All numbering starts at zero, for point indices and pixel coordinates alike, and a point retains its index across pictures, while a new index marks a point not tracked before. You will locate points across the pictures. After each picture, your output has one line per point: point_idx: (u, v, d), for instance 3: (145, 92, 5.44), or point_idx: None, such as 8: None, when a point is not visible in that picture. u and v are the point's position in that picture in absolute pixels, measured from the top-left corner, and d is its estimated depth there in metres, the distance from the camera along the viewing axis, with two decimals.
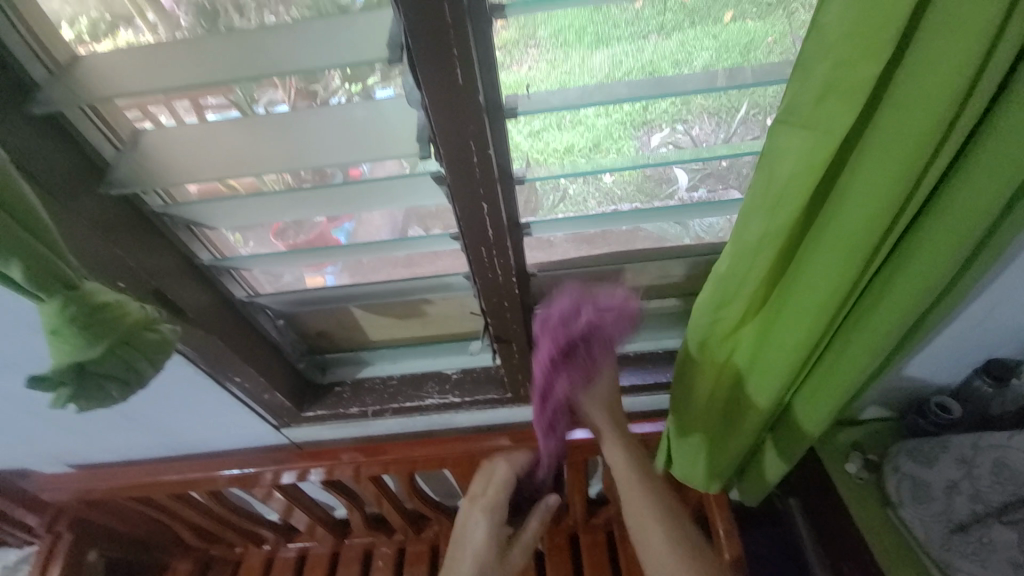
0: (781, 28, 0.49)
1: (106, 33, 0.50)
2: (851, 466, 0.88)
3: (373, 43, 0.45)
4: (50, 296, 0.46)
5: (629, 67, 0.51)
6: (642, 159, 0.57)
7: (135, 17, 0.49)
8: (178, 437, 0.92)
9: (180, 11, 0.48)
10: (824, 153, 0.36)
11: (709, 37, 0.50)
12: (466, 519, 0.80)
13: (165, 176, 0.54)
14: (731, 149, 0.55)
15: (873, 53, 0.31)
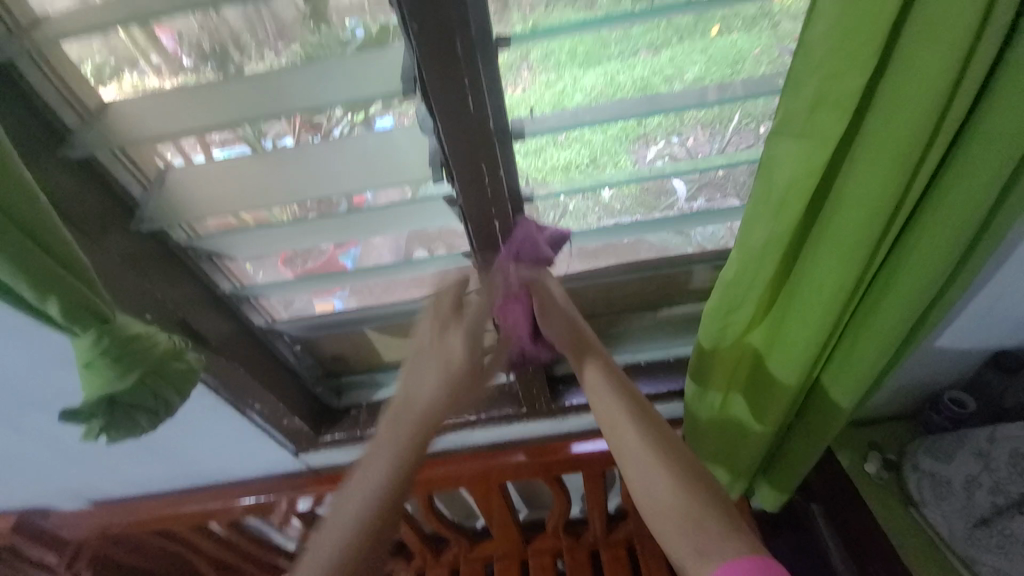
0: (766, 39, 0.52)
1: (111, 76, 0.52)
2: (870, 466, 0.89)
3: (388, 76, 0.48)
4: (83, 330, 0.47)
5: (622, 83, 0.54)
6: (637, 173, 0.60)
7: (138, 59, 0.51)
8: (196, 468, 0.92)
9: (182, 51, 0.51)
10: (820, 158, 0.38)
11: (699, 53, 0.53)
12: (431, 345, 0.58)
13: (190, 211, 0.57)
14: (727, 158, 0.57)
15: (857, 65, 0.34)
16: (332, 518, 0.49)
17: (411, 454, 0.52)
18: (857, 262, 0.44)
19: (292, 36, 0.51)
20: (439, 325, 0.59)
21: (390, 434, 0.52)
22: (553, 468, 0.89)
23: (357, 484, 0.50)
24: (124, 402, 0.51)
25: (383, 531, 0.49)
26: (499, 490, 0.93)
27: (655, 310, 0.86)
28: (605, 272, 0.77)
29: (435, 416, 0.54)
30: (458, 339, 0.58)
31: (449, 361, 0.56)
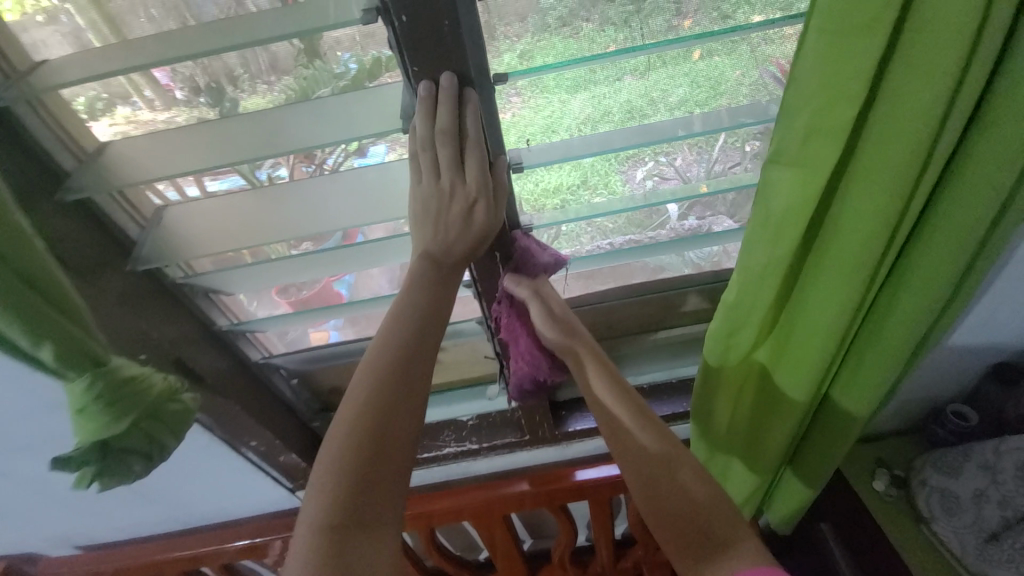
0: (746, 62, 0.52)
1: (102, 110, 0.51)
2: (879, 483, 0.87)
3: (388, 112, 0.49)
4: (77, 375, 0.46)
5: (608, 107, 0.54)
6: (629, 202, 0.61)
7: (131, 95, 0.50)
8: (189, 509, 0.89)
9: (175, 85, 0.50)
10: (814, 186, 0.39)
11: (683, 76, 0.53)
12: (440, 213, 0.47)
13: (190, 248, 0.57)
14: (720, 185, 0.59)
15: (847, 97, 0.35)
16: (330, 440, 0.47)
17: (408, 377, 0.49)
18: (857, 282, 0.44)
19: (284, 67, 0.50)
20: (446, 176, 0.45)
21: (386, 357, 0.49)
22: (557, 496, 0.87)
23: (354, 404, 0.48)
24: (116, 447, 0.50)
25: (384, 448, 0.47)
26: (502, 522, 0.91)
27: (651, 334, 0.87)
28: (604, 297, 0.77)
29: (434, 331, 0.50)
30: (472, 164, 0.45)
31: (462, 235, 0.47)
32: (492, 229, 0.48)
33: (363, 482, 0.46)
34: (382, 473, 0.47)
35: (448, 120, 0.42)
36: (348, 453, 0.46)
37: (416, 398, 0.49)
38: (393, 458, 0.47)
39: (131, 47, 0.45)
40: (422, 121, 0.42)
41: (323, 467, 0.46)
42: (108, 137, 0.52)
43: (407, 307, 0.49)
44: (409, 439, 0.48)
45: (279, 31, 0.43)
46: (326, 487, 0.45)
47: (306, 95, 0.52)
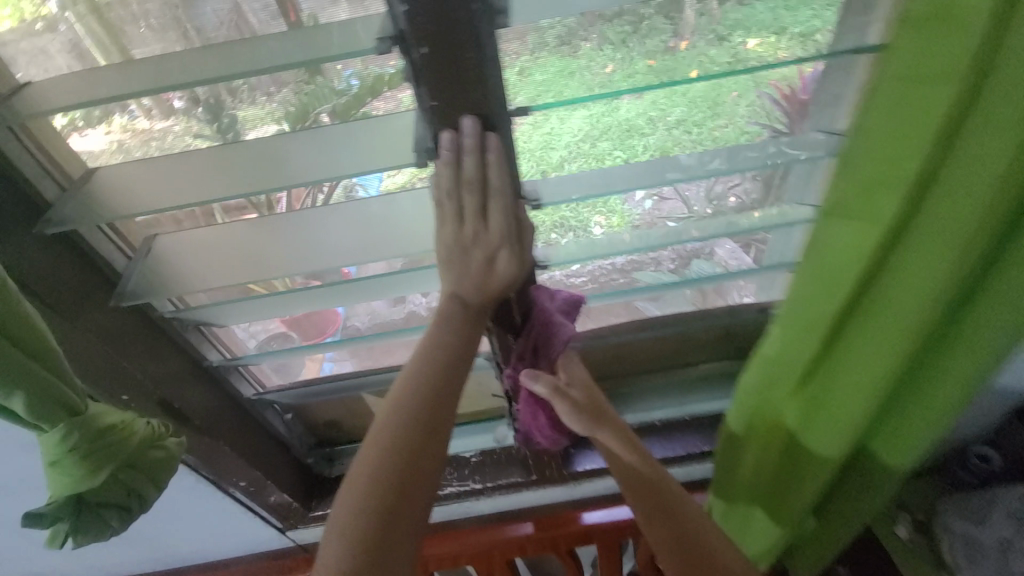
0: (744, 83, 0.50)
1: (100, 119, 0.47)
2: (899, 528, 0.85)
3: (402, 145, 0.44)
4: (52, 426, 0.42)
5: (607, 123, 0.52)
6: (619, 244, 0.59)
7: (130, 103, 0.46)
8: (171, 550, 0.83)
9: (175, 95, 0.46)
10: (869, 240, 0.38)
11: (679, 95, 0.50)
12: (462, 260, 0.43)
13: (181, 284, 0.53)
14: (744, 224, 0.58)
15: (908, 142, 0.34)
16: (348, 487, 0.43)
17: (436, 420, 0.44)
18: (905, 346, 0.42)
19: (284, 80, 0.46)
20: (468, 224, 0.41)
21: (413, 397, 0.44)
22: (561, 542, 0.83)
23: (376, 448, 0.43)
24: (93, 502, 0.46)
25: (409, 499, 0.42)
26: (505, 567, 0.86)
27: (669, 369, 0.84)
28: (616, 331, 0.75)
29: (465, 369, 0.46)
30: (497, 213, 0.41)
31: (485, 283, 0.43)
32: (516, 280, 0.44)
33: (385, 536, 0.41)
34: (405, 526, 0.42)
35: (473, 168, 0.39)
36: (369, 505, 0.41)
37: (443, 443, 0.44)
38: (418, 508, 0.43)
39: (127, 69, 0.41)
40: (446, 172, 0.40)
41: (340, 518, 0.42)
42: (100, 147, 0.48)
43: (436, 343, 0.45)
44: (434, 488, 0.44)
45: (280, 60, 0.40)
46: (343, 532, 0.41)
47: (305, 113, 0.48)
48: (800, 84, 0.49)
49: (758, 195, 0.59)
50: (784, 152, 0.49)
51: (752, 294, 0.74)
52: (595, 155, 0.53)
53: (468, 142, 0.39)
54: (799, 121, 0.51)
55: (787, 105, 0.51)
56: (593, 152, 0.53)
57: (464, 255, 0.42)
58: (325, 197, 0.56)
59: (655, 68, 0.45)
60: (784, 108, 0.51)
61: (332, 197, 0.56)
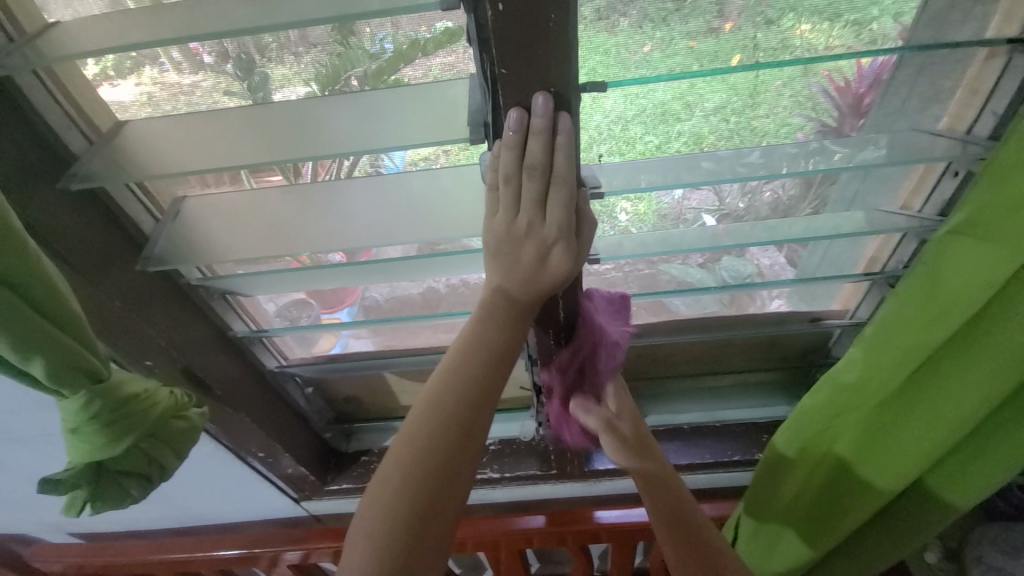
0: (793, 73, 0.43)
1: (132, 70, 0.43)
2: (929, 555, 0.81)
3: (457, 118, 0.40)
4: (72, 392, 0.40)
5: (642, 105, 0.45)
6: (643, 244, 0.55)
7: (160, 56, 0.42)
8: (188, 511, 0.84)
9: (204, 50, 0.42)
10: (1008, 264, 0.37)
11: (719, 82, 0.44)
12: (512, 253, 0.40)
13: (204, 253, 0.50)
14: (808, 229, 0.53)
15: None
16: (379, 485, 0.42)
17: (470, 425, 0.43)
18: (1002, 383, 0.41)
19: (316, 40, 0.42)
20: (524, 215, 0.38)
21: (449, 400, 0.43)
22: (568, 538, 0.80)
23: (408, 450, 0.42)
24: (114, 469, 0.45)
25: (438, 503, 0.42)
26: (514, 555, 0.85)
27: (699, 375, 0.81)
28: (653, 330, 0.71)
29: (503, 373, 0.44)
30: (557, 204, 0.37)
31: (535, 280, 0.40)
32: (569, 277, 0.40)
33: (413, 539, 0.41)
34: (434, 531, 0.41)
35: (539, 153, 0.35)
36: (398, 506, 0.41)
37: (476, 449, 0.43)
38: (447, 514, 0.42)
39: (159, 18, 0.38)
40: (507, 155, 0.36)
41: (370, 516, 0.42)
42: (132, 98, 0.45)
43: (487, 340, 0.43)
44: (465, 494, 0.43)
45: (309, 14, 0.36)
46: (382, 509, 0.41)
47: (336, 76, 0.44)
48: (856, 75, 0.44)
49: (795, 192, 0.54)
50: (827, 149, 0.46)
51: (782, 298, 0.69)
52: (625, 138, 0.48)
53: (537, 124, 0.34)
54: (850, 117, 0.47)
55: (841, 98, 0.45)
56: (625, 136, 0.48)
57: (520, 249, 0.39)
58: (350, 164, 0.52)
59: (696, 51, 0.40)
60: (835, 100, 0.45)
61: (356, 171, 0.52)
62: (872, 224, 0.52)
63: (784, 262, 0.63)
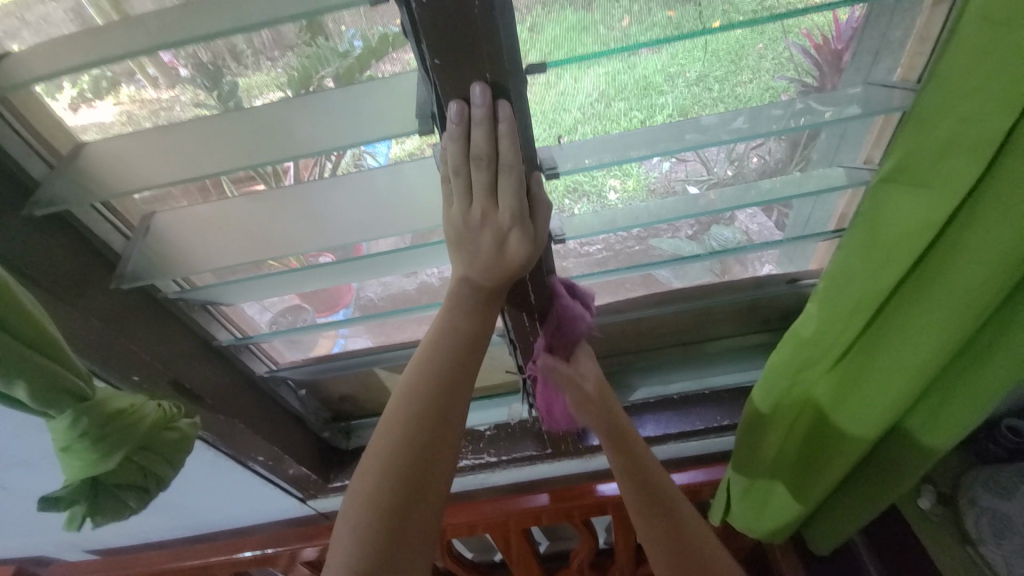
0: (774, 34, 0.43)
1: (109, 90, 0.43)
2: (924, 501, 0.79)
3: (408, 109, 0.41)
4: (59, 411, 0.42)
5: (623, 83, 0.45)
6: (636, 212, 0.55)
7: (134, 72, 0.43)
8: (199, 519, 0.86)
9: (179, 63, 0.42)
10: (942, 210, 0.38)
11: (701, 50, 0.44)
12: (472, 242, 0.41)
13: (182, 265, 0.52)
14: (793, 188, 0.53)
15: (1002, 107, 0.33)
16: (362, 478, 0.44)
17: (446, 411, 0.44)
18: (955, 324, 0.42)
19: (289, 41, 0.42)
20: (477, 204, 0.39)
21: (422, 389, 0.44)
22: (575, 512, 0.83)
23: (387, 442, 0.43)
24: (109, 484, 0.45)
25: (421, 490, 0.43)
26: (520, 534, 0.88)
27: (689, 344, 0.82)
28: (633, 304, 0.72)
29: (475, 355, 0.45)
30: (507, 191, 0.38)
31: (496, 264, 0.41)
32: (529, 261, 0.41)
33: (398, 527, 0.42)
34: (418, 517, 0.43)
35: (484, 143, 0.35)
36: (381, 497, 0.42)
37: (453, 435, 0.44)
38: (430, 500, 0.43)
39: (101, 33, 0.38)
40: (453, 147, 0.36)
41: (355, 509, 0.43)
42: (112, 118, 0.45)
43: (454, 326, 0.44)
44: (447, 479, 0.44)
45: (284, 9, 0.36)
46: (367, 502, 0.43)
47: (308, 79, 0.44)
48: (834, 32, 0.44)
49: (782, 156, 0.55)
50: (811, 110, 0.45)
51: (773, 263, 0.71)
52: (610, 116, 0.48)
53: (477, 114, 0.34)
54: (829, 72, 0.47)
55: (819, 57, 0.46)
56: (608, 114, 0.47)
57: (476, 236, 0.40)
58: (333, 165, 0.52)
59: (674, 20, 0.40)
60: (815, 60, 0.46)
61: (341, 165, 0.52)
62: (850, 178, 0.53)
63: (773, 226, 0.64)
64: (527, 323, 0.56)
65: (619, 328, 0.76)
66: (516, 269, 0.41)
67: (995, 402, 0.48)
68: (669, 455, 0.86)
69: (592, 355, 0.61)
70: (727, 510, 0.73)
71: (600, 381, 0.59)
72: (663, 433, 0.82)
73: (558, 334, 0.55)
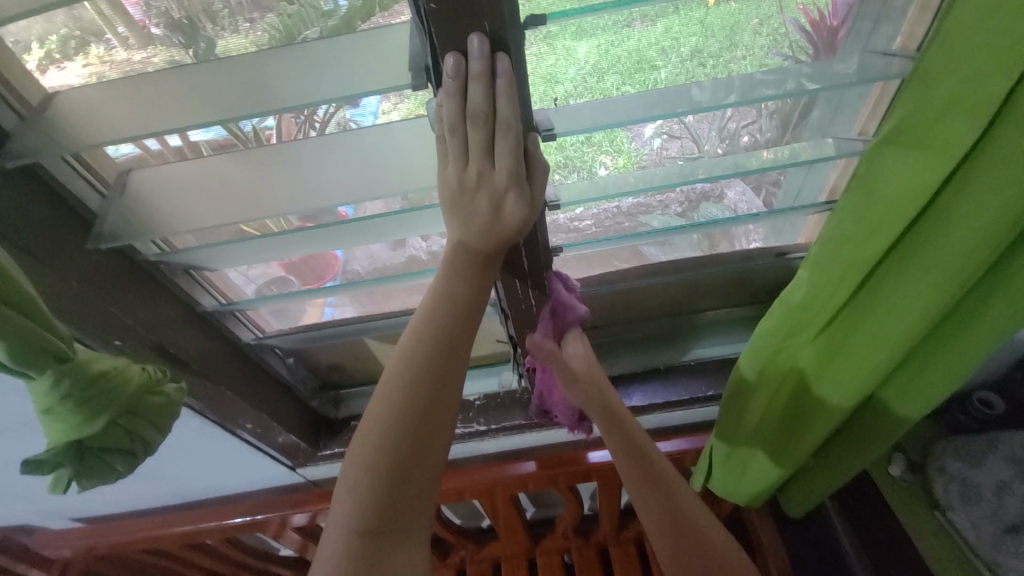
0: (768, 9, 0.43)
1: (78, 52, 0.42)
2: (894, 468, 0.82)
3: (398, 63, 0.39)
4: (40, 373, 0.40)
5: (615, 56, 0.44)
6: (622, 185, 0.54)
7: (104, 32, 0.41)
8: (187, 486, 0.86)
9: (151, 22, 0.40)
10: (935, 175, 0.38)
11: (694, 22, 0.43)
12: (467, 202, 0.40)
13: (165, 225, 0.50)
14: (783, 159, 0.53)
15: (1004, 68, 0.33)
16: (358, 443, 0.44)
17: (444, 376, 0.44)
18: (942, 291, 0.43)
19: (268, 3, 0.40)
20: (473, 165, 0.38)
21: (419, 353, 0.44)
22: (561, 478, 0.85)
23: (384, 406, 0.43)
24: (95, 446, 0.44)
25: (419, 453, 0.43)
26: (507, 500, 0.90)
27: (676, 317, 0.83)
28: (625, 276, 0.72)
29: (474, 319, 0.45)
30: (504, 151, 0.37)
31: (492, 227, 0.40)
32: (525, 225, 0.41)
33: (397, 487, 0.43)
34: (416, 480, 0.43)
35: (482, 100, 0.34)
36: (379, 460, 0.43)
37: (449, 399, 0.44)
38: (429, 463, 0.44)
39: None
40: (450, 104, 0.35)
41: (354, 470, 0.43)
42: (82, 80, 0.44)
43: (450, 290, 0.44)
44: (444, 443, 0.45)
45: None
46: (364, 465, 0.43)
47: (291, 39, 0.42)
48: (830, 8, 0.44)
49: (773, 133, 0.54)
50: (802, 88, 0.43)
51: (760, 239, 0.72)
52: (601, 90, 0.46)
53: (475, 68, 0.33)
54: (823, 49, 0.46)
55: (815, 32, 0.45)
56: (601, 87, 0.46)
57: (473, 197, 0.39)
58: (317, 130, 0.50)
59: None
60: (810, 35, 0.45)
61: (326, 131, 0.50)
62: (841, 149, 0.52)
63: (761, 204, 0.64)
64: (520, 292, 0.56)
65: (608, 299, 0.76)
66: (513, 231, 0.41)
67: (973, 370, 0.49)
68: (656, 424, 0.88)
69: (582, 337, 0.64)
70: (708, 475, 0.75)
71: (589, 361, 0.62)
72: (649, 404, 0.84)
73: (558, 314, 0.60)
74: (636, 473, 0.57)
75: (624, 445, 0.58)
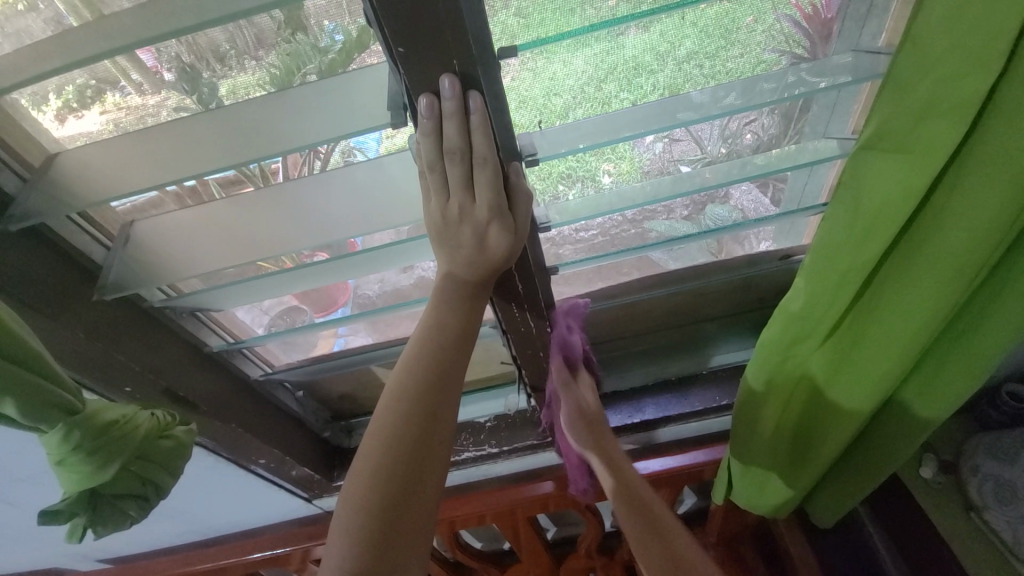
0: (761, 5, 0.41)
1: (94, 99, 0.42)
2: (925, 470, 0.78)
3: (378, 102, 0.40)
4: (50, 426, 0.41)
5: (613, 63, 0.43)
6: (629, 195, 0.55)
7: (119, 78, 0.41)
8: (206, 524, 0.87)
9: (163, 67, 0.41)
10: (920, 177, 0.37)
11: (688, 26, 0.42)
12: (452, 235, 0.40)
13: (171, 272, 0.52)
14: (790, 159, 0.53)
15: (979, 66, 0.32)
16: (353, 482, 0.44)
17: (438, 407, 0.44)
18: (946, 292, 0.41)
19: (270, 40, 0.41)
20: (454, 199, 0.38)
21: (410, 387, 0.44)
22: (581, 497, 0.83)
23: (377, 444, 0.43)
24: (108, 493, 0.45)
25: (413, 487, 0.43)
26: (527, 522, 0.89)
27: (683, 327, 0.81)
28: (628, 289, 0.72)
29: (465, 351, 0.45)
30: (484, 183, 0.38)
31: (479, 257, 0.41)
32: (511, 253, 0.41)
33: (391, 522, 0.42)
34: (410, 516, 0.43)
35: (457, 137, 0.35)
36: (372, 499, 0.42)
37: (444, 431, 0.44)
38: (423, 496, 0.44)
39: (69, 41, 0.37)
40: (426, 141, 0.36)
41: (348, 510, 0.43)
42: (99, 127, 0.44)
43: (440, 323, 0.44)
44: (440, 476, 0.45)
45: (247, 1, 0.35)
46: (359, 505, 0.43)
47: (291, 74, 0.43)
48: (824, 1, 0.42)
49: (776, 131, 0.53)
50: (804, 81, 0.44)
51: (769, 240, 0.70)
52: (600, 99, 0.46)
53: (448, 107, 0.33)
54: (819, 42, 0.44)
55: (810, 27, 0.43)
56: (599, 96, 0.45)
57: (456, 232, 0.40)
58: (322, 161, 0.50)
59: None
60: (805, 30, 0.43)
61: (330, 162, 0.50)
62: (842, 150, 0.52)
63: (768, 202, 0.63)
64: (517, 314, 0.56)
65: (617, 312, 0.75)
66: (499, 261, 0.41)
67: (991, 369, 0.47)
68: (672, 437, 0.86)
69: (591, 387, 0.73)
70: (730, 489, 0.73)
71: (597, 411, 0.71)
72: (663, 418, 0.84)
73: (572, 360, 0.71)
74: (636, 520, 0.59)
75: (624, 490, 0.62)
